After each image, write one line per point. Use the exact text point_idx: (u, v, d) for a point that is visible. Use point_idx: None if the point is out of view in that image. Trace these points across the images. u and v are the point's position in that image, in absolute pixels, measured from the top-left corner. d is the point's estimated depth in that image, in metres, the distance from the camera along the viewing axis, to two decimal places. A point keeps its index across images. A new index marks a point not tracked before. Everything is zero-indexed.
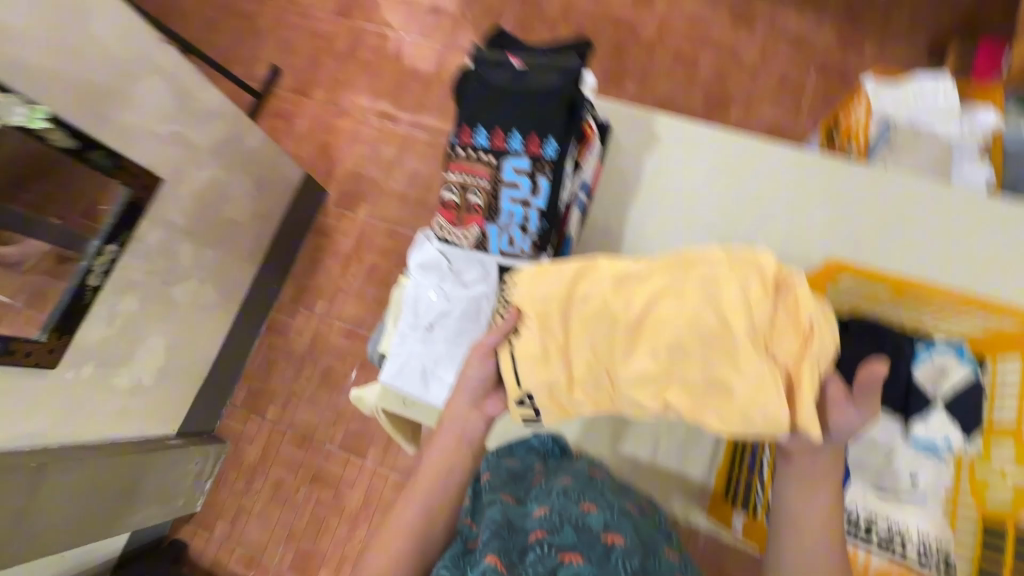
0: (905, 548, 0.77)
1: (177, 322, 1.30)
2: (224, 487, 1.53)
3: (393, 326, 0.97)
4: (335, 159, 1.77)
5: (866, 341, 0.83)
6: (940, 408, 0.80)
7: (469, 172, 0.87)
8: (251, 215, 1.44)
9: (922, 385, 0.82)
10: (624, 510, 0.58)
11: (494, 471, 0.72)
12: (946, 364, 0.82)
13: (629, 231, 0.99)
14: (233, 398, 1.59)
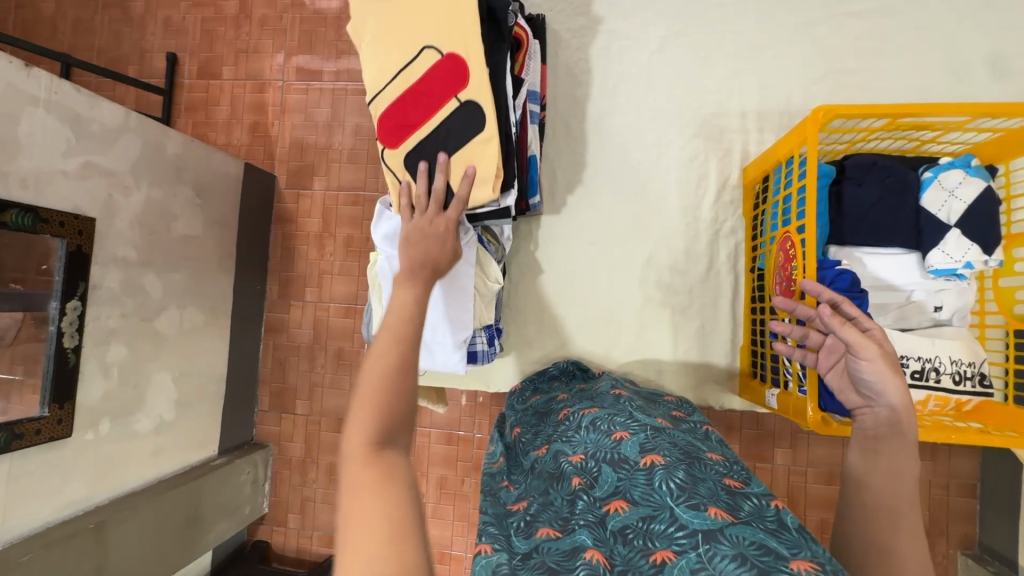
0: (939, 374, 0.81)
1: (175, 352, 1.27)
2: (283, 485, 1.59)
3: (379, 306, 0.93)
4: (271, 137, 1.64)
5: (876, 183, 0.82)
6: (953, 228, 0.80)
7: (397, 118, 0.83)
8: (207, 224, 1.36)
9: (931, 213, 0.82)
10: (655, 428, 0.57)
11: (523, 424, 0.74)
12: (956, 181, 0.80)
13: (599, 142, 1.06)
14: (259, 404, 1.61)
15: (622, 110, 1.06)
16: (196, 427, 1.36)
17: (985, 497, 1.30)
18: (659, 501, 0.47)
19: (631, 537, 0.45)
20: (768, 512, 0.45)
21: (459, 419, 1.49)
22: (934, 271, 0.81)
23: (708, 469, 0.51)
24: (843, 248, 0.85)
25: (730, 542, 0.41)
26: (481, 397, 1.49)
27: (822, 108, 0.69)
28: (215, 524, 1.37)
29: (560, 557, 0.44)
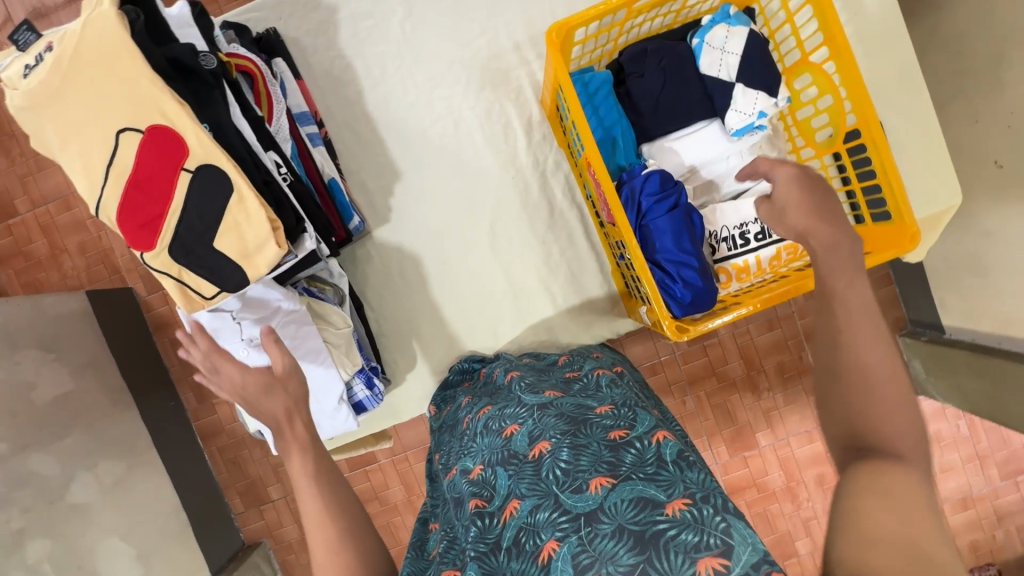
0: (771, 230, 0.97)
1: (106, 514, 1.19)
2: (297, 568, 1.56)
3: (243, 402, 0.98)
4: (106, 251, 1.49)
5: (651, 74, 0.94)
6: (738, 85, 0.92)
7: (140, 211, 0.79)
8: (74, 373, 1.24)
9: (716, 77, 0.94)
10: (541, 406, 0.56)
11: (439, 446, 0.71)
12: (726, 38, 0.92)
13: (398, 134, 1.12)
14: (234, 509, 1.54)
15: (402, 92, 1.11)
16: (173, 566, 1.30)
17: (901, 279, 1.39)
18: (542, 489, 0.47)
19: (523, 544, 0.46)
20: (647, 458, 0.47)
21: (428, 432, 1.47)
22: (736, 131, 0.95)
23: (594, 428, 0.52)
24: (653, 143, 0.99)
25: (609, 517, 0.43)
26: None
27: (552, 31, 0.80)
28: None
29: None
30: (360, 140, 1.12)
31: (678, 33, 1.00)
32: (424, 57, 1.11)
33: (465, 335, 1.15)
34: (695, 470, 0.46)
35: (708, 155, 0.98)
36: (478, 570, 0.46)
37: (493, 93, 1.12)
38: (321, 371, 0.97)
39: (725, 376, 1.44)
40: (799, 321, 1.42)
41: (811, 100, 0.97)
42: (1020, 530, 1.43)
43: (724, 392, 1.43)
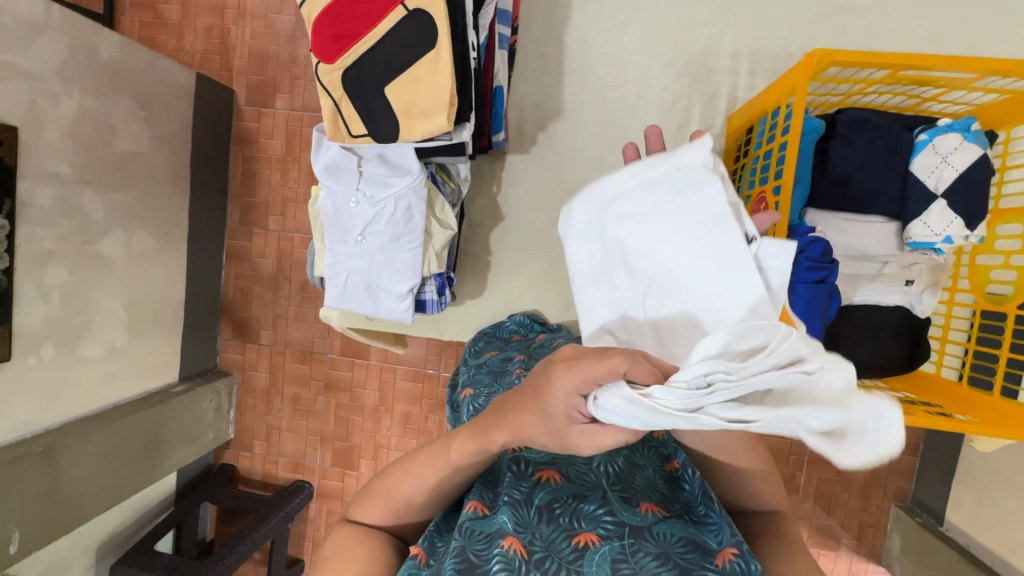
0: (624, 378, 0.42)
1: (124, 279, 1.21)
2: (249, 412, 1.59)
3: (322, 244, 0.99)
4: (228, 45, 1.48)
5: (863, 145, 0.83)
6: (940, 197, 0.83)
7: (341, 24, 0.79)
8: (153, 140, 1.25)
9: (919, 179, 0.84)
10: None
11: (475, 381, 0.79)
12: (951, 145, 0.83)
13: (587, 79, 1.11)
14: (223, 332, 1.57)
15: (602, 42, 1.10)
16: (152, 352, 1.33)
17: (926, 456, 1.35)
18: (591, 485, 0.55)
19: (556, 515, 0.52)
20: (698, 504, 0.56)
21: (425, 357, 1.48)
22: (912, 243, 0.85)
23: (649, 455, 0.62)
24: (820, 213, 0.89)
25: (655, 541, 0.50)
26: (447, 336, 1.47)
27: (815, 52, 0.68)
28: (176, 449, 1.38)
29: (480, 545, 0.50)
30: (544, 72, 1.12)
31: (906, 120, 0.89)
32: (635, 19, 1.08)
33: (542, 292, 1.17)
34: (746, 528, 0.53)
35: (871, 252, 0.88)
36: (507, 517, 0.51)
37: (685, 87, 1.09)
38: (405, 255, 0.93)
39: None
40: (810, 443, 1.39)
41: (1006, 250, 0.89)
42: None
43: None
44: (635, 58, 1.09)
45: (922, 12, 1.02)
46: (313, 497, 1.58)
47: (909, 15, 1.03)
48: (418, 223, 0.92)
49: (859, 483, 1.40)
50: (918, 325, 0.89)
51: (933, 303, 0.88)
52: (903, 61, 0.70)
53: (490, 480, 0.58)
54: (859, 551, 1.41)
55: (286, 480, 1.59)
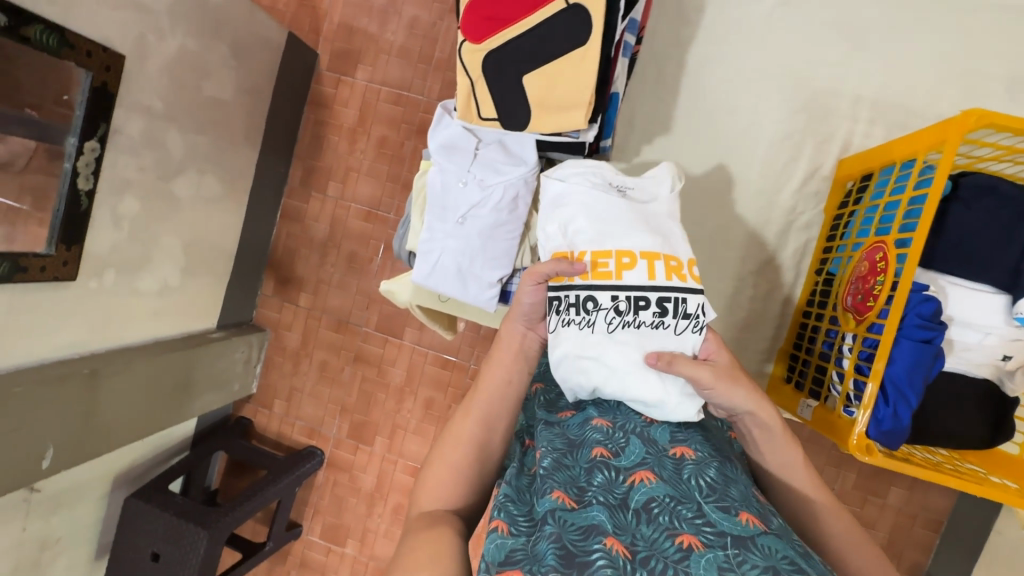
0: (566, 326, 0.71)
1: (188, 220, 1.23)
2: (275, 370, 1.60)
3: (419, 221, 1.00)
4: (319, 9, 1.50)
5: (986, 210, 0.83)
6: None
7: (495, 8, 0.80)
8: (238, 90, 1.27)
9: None
10: (688, 419, 0.66)
11: (546, 381, 0.80)
12: None
13: (678, 100, 1.11)
14: (264, 288, 1.58)
15: (699, 67, 1.10)
16: (199, 296, 1.34)
17: (948, 535, 1.32)
18: (686, 492, 0.55)
19: (653, 517, 0.52)
20: (790, 537, 0.54)
21: (459, 347, 1.48)
22: (1021, 318, 0.82)
23: (739, 471, 0.60)
24: (927, 272, 0.86)
25: (762, 553, 0.48)
26: (484, 330, 1.47)
27: (975, 110, 0.70)
28: (204, 394, 1.39)
29: (577, 535, 0.50)
30: (636, 87, 1.12)
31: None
32: (737, 50, 1.08)
33: None
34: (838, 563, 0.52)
35: (975, 321, 0.85)
36: (605, 517, 0.51)
37: (773, 125, 1.09)
38: (502, 245, 0.94)
39: None
40: None
41: None
42: None
43: None
44: (730, 88, 1.09)
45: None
46: (323, 465, 1.58)
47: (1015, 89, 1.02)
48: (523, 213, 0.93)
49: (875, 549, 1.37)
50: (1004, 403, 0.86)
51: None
52: None
53: (574, 474, 0.57)
54: None
55: (300, 443, 1.60)
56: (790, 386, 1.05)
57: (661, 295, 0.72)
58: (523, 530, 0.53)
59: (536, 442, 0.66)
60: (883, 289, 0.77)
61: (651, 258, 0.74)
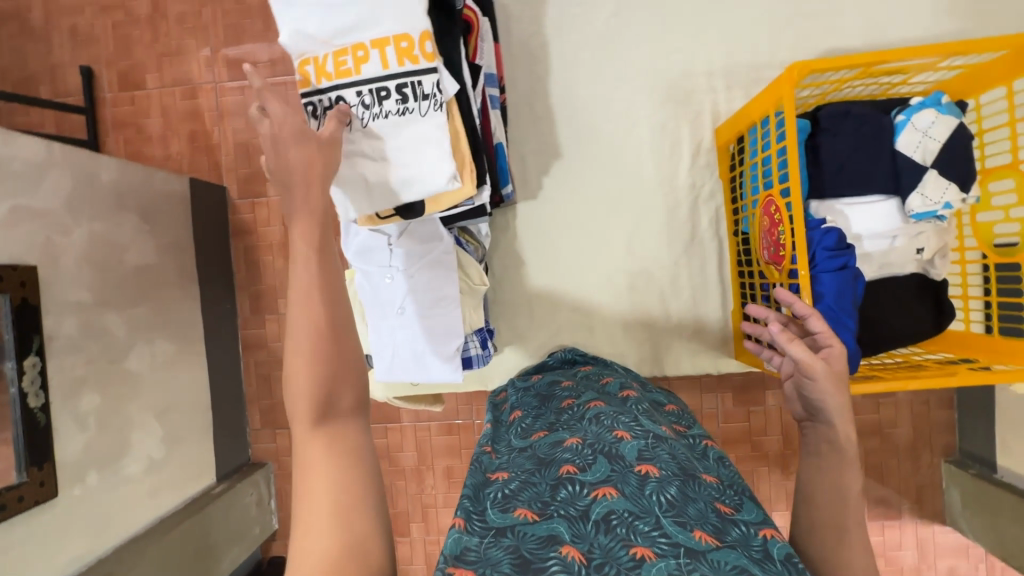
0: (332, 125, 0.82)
1: (152, 390, 1.22)
2: (290, 498, 1.57)
3: (363, 323, 1.03)
4: (213, 146, 1.53)
5: (854, 136, 0.88)
6: (931, 169, 0.87)
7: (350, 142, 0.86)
8: (160, 250, 1.28)
9: (907, 157, 0.89)
10: (657, 436, 0.67)
11: (524, 406, 0.82)
12: (931, 121, 0.87)
13: (565, 119, 1.17)
14: (251, 423, 1.56)
15: (569, 82, 1.17)
16: (189, 457, 1.32)
17: (963, 407, 1.37)
18: (645, 506, 0.55)
19: (613, 527, 0.53)
20: (753, 545, 0.54)
21: (457, 409, 1.48)
22: (915, 214, 0.88)
23: (702, 488, 0.60)
24: (823, 202, 0.91)
25: (711, 565, 0.49)
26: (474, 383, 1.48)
27: (796, 64, 0.75)
28: (228, 550, 1.36)
29: (534, 544, 0.51)
30: (524, 119, 1.18)
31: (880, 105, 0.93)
32: (599, 58, 1.16)
33: (561, 324, 1.22)
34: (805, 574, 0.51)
35: (881, 230, 0.91)
36: (565, 528, 0.53)
37: (656, 110, 1.16)
38: (446, 320, 0.96)
39: (759, 445, 1.43)
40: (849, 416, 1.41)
41: (1004, 203, 0.93)
42: None
43: (755, 461, 1.43)
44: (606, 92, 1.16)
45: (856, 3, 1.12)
46: None
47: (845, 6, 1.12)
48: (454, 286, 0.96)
49: (906, 445, 1.41)
50: (938, 288, 0.94)
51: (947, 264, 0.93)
52: (875, 57, 0.77)
53: (540, 491, 0.59)
54: (922, 513, 1.41)
55: None
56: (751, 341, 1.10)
57: (398, 83, 0.78)
58: (481, 527, 0.54)
59: (505, 461, 0.67)
60: (788, 238, 0.83)
61: (382, 45, 0.78)
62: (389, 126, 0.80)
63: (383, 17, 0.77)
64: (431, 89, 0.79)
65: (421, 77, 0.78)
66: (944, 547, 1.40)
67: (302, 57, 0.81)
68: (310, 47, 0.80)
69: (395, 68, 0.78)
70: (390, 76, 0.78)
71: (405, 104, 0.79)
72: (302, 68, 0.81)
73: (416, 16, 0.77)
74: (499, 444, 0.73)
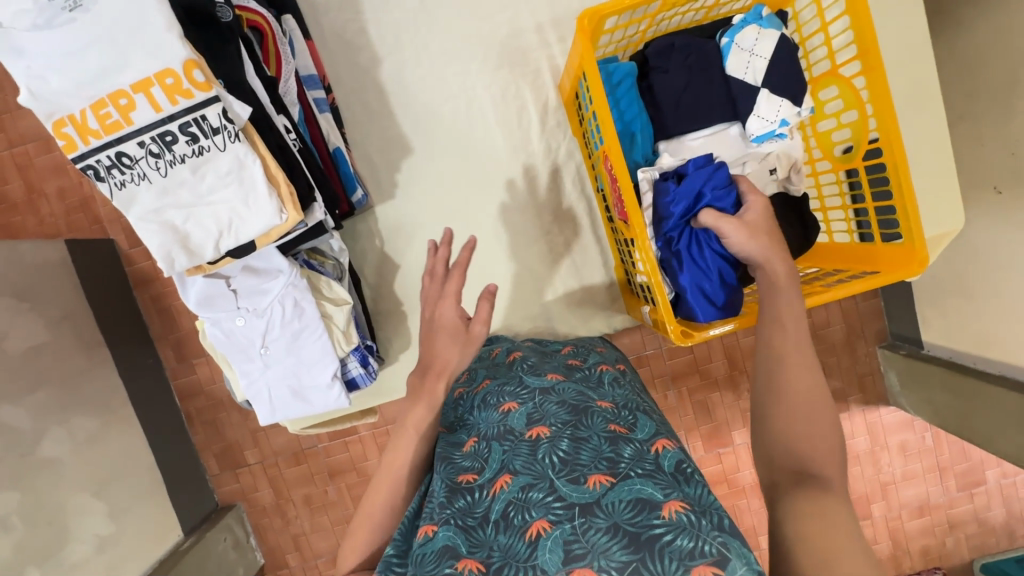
0: (130, 184, 0.77)
1: (81, 470, 1.17)
2: (269, 532, 1.55)
3: (232, 371, 1.00)
4: (87, 200, 1.42)
5: (674, 73, 0.90)
6: (762, 91, 0.87)
7: None
8: (50, 325, 1.21)
9: (739, 81, 0.89)
10: (543, 392, 0.64)
11: None
12: (750, 41, 0.87)
13: (432, 98, 1.13)
14: (209, 470, 1.53)
15: (430, 57, 1.12)
16: (147, 522, 1.30)
17: (886, 294, 1.43)
18: (538, 475, 0.53)
19: (511, 519, 0.52)
20: (645, 459, 0.54)
21: None
22: (755, 138, 0.90)
23: (594, 420, 0.59)
24: (671, 140, 0.94)
25: (604, 514, 0.48)
26: None
27: (585, 13, 0.76)
28: None
29: (430, 565, 0.50)
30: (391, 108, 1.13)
31: (708, 31, 0.93)
32: (449, 26, 1.11)
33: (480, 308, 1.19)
34: (702, 490, 0.51)
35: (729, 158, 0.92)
36: (461, 541, 0.51)
37: (524, 69, 1.13)
38: (314, 346, 0.96)
39: (706, 373, 1.46)
40: None
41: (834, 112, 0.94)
42: (970, 539, 1.51)
43: (706, 389, 1.47)
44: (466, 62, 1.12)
45: None
46: None
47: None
48: (312, 314, 0.95)
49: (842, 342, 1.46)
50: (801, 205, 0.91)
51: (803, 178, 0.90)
52: None
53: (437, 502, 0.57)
54: (866, 400, 1.48)
55: None
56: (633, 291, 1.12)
57: (181, 123, 0.74)
58: None
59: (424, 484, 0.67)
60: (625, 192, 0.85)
61: (145, 87, 0.72)
62: (191, 169, 0.77)
63: (135, 59, 0.71)
64: (219, 121, 0.75)
65: (202, 111, 0.74)
66: (891, 425, 1.48)
67: (56, 118, 0.73)
68: (60, 104, 0.72)
69: (169, 109, 0.74)
70: (165, 119, 0.74)
71: (197, 143, 0.75)
72: (60, 132, 0.74)
73: (173, 45, 0.71)
74: None
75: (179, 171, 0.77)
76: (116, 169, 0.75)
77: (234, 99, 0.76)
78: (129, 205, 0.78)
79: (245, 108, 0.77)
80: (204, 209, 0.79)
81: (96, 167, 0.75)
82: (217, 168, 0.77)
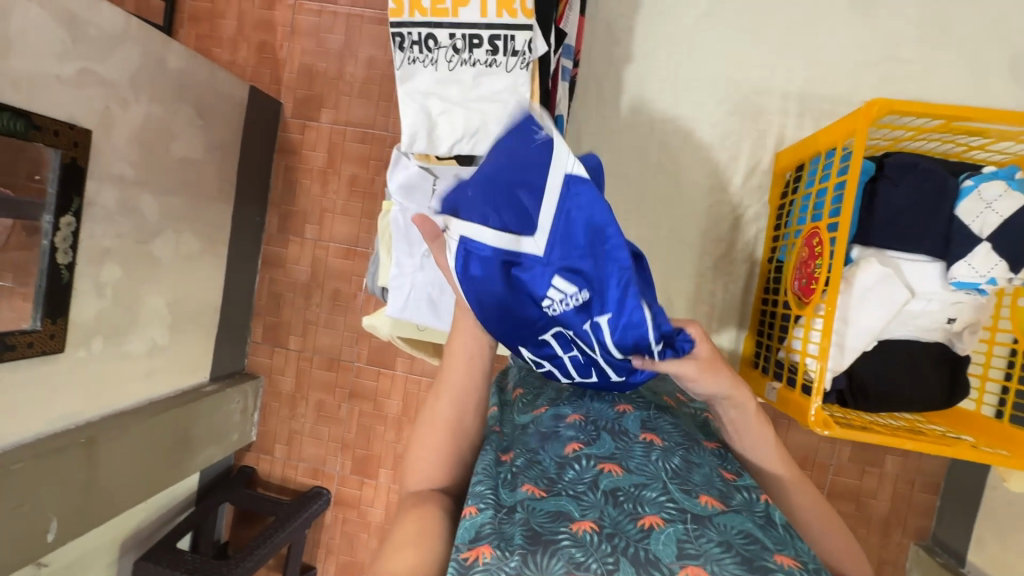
0: (419, 65, 0.86)
1: (169, 279, 1.26)
2: (272, 415, 1.61)
3: (387, 257, 1.03)
4: (279, 61, 1.54)
5: (912, 191, 0.90)
6: (984, 241, 0.86)
7: None
8: (207, 148, 1.31)
9: (965, 225, 0.88)
10: (658, 408, 0.74)
11: (524, 382, 0.85)
12: (993, 193, 0.87)
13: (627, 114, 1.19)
14: (253, 336, 1.59)
15: (639, 80, 1.18)
16: (188, 351, 1.37)
17: (946, 495, 1.36)
18: (651, 476, 0.61)
19: (620, 501, 0.59)
20: (754, 505, 0.60)
21: None
22: (957, 282, 0.88)
23: (705, 455, 0.67)
24: (867, 249, 0.92)
25: (718, 530, 0.55)
26: None
27: (877, 101, 0.79)
28: (204, 448, 1.40)
29: (545, 519, 0.56)
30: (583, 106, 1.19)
31: (952, 166, 0.94)
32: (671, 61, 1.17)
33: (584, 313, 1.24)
34: (802, 541, 0.57)
35: (921, 288, 0.91)
36: (574, 506, 0.57)
37: (715, 126, 1.17)
38: None
39: None
40: (831, 475, 1.40)
41: None
42: None
43: None
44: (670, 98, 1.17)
45: (939, 72, 1.11)
46: (331, 503, 1.59)
47: (932, 69, 1.11)
48: None
49: (879, 518, 1.40)
50: (957, 362, 0.94)
51: (973, 341, 0.93)
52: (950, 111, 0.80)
53: (545, 466, 0.64)
54: None
55: (305, 485, 1.60)
56: (757, 370, 1.11)
57: (492, 34, 0.82)
58: (490, 506, 0.58)
59: (511, 439, 0.72)
60: (823, 273, 0.84)
61: None
62: (475, 75, 0.84)
63: None
64: (521, 46, 0.82)
65: (515, 32, 0.81)
66: None
67: None
68: None
69: (491, 18, 0.82)
70: (482, 24, 0.82)
71: (494, 56, 0.83)
72: None
73: None
74: (505, 425, 0.77)
75: (466, 72, 0.84)
76: (417, 46, 0.85)
77: (541, 35, 0.83)
78: (409, 82, 0.87)
79: (545, 46, 0.84)
80: (461, 111, 0.86)
81: (403, 38, 0.86)
82: (495, 85, 0.85)
